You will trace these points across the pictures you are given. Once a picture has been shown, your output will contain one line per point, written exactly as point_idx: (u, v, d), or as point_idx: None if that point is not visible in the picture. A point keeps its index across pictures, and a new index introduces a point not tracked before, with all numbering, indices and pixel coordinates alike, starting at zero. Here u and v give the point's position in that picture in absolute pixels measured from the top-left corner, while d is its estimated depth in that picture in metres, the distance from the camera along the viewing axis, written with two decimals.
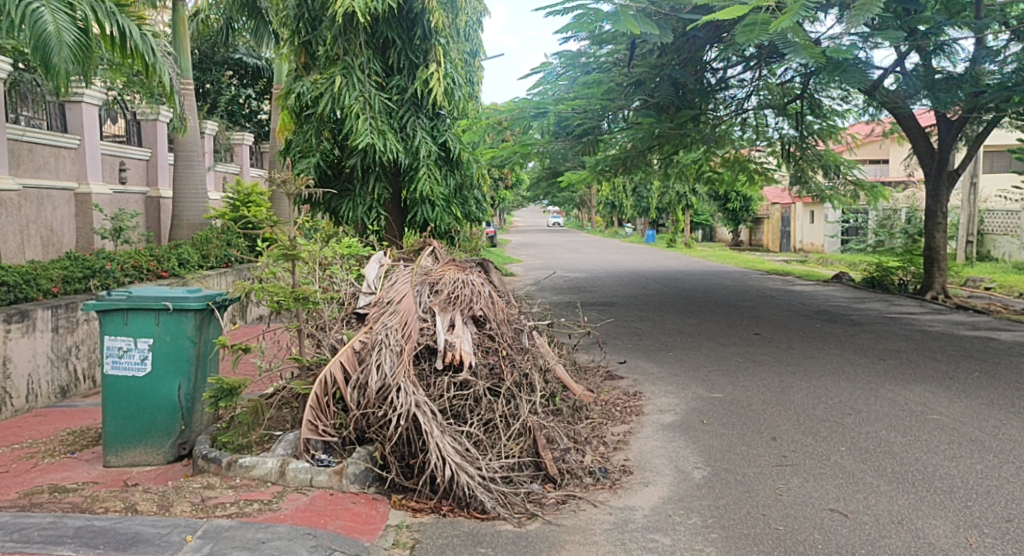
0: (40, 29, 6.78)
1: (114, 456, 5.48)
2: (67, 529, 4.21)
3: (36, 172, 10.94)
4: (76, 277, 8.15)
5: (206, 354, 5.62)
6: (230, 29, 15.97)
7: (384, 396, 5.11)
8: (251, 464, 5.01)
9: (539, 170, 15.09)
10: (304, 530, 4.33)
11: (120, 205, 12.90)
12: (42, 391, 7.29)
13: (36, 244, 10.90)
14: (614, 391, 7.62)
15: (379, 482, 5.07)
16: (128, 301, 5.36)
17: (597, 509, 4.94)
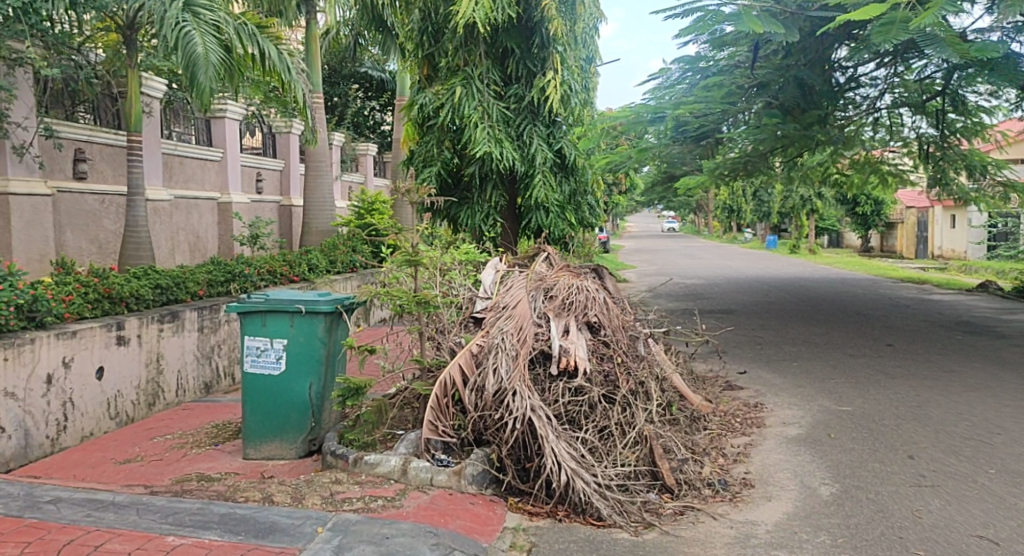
0: (190, 52, 7.34)
1: (252, 449, 5.83)
2: (213, 516, 4.46)
3: (186, 183, 11.82)
4: (220, 281, 8.77)
5: (334, 355, 5.91)
6: (357, 45, 16.69)
7: (501, 400, 5.21)
8: (376, 462, 5.21)
9: (655, 176, 14.93)
10: (426, 528, 4.46)
11: (257, 213, 13.74)
12: (189, 387, 7.94)
13: (185, 250, 11.78)
14: (735, 402, 7.41)
15: (496, 484, 5.16)
16: (266, 303, 5.71)
17: (717, 522, 4.83)
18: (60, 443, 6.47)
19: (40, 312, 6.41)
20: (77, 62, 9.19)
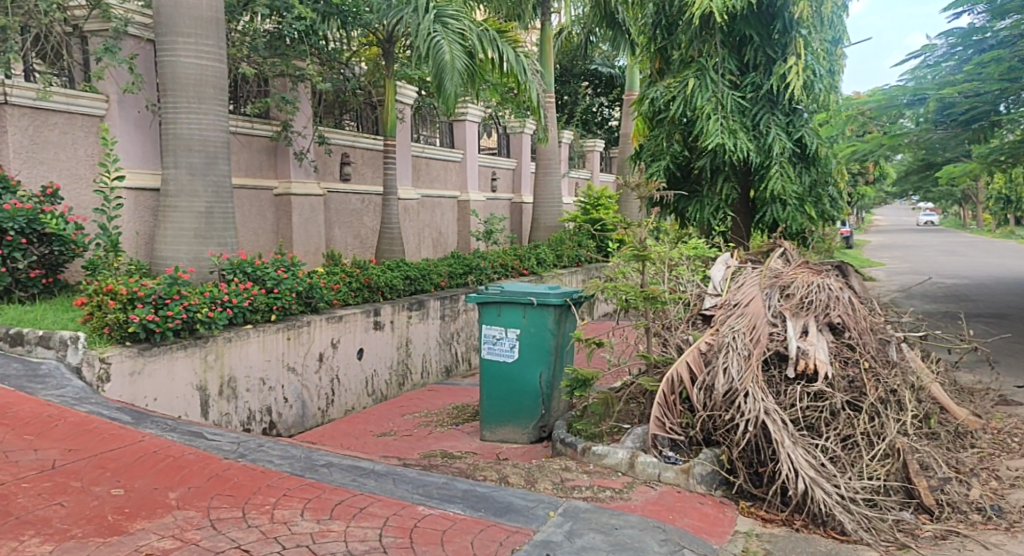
0: (439, 59, 7.92)
1: (488, 431, 6.18)
2: (456, 491, 4.73)
3: (430, 183, 12.73)
4: (460, 273, 9.39)
5: (564, 346, 6.08)
6: (588, 43, 16.93)
7: (732, 400, 5.06)
8: (603, 453, 5.27)
9: (909, 165, 13.61)
10: (654, 523, 4.45)
11: (491, 210, 14.46)
12: (433, 369, 8.77)
13: (429, 245, 12.69)
14: (1008, 419, 6.57)
15: (726, 486, 5.03)
16: (502, 295, 6.03)
17: (988, 552, 4.34)
18: (329, 414, 7.49)
19: (315, 298, 7.40)
20: (345, 75, 10.21)
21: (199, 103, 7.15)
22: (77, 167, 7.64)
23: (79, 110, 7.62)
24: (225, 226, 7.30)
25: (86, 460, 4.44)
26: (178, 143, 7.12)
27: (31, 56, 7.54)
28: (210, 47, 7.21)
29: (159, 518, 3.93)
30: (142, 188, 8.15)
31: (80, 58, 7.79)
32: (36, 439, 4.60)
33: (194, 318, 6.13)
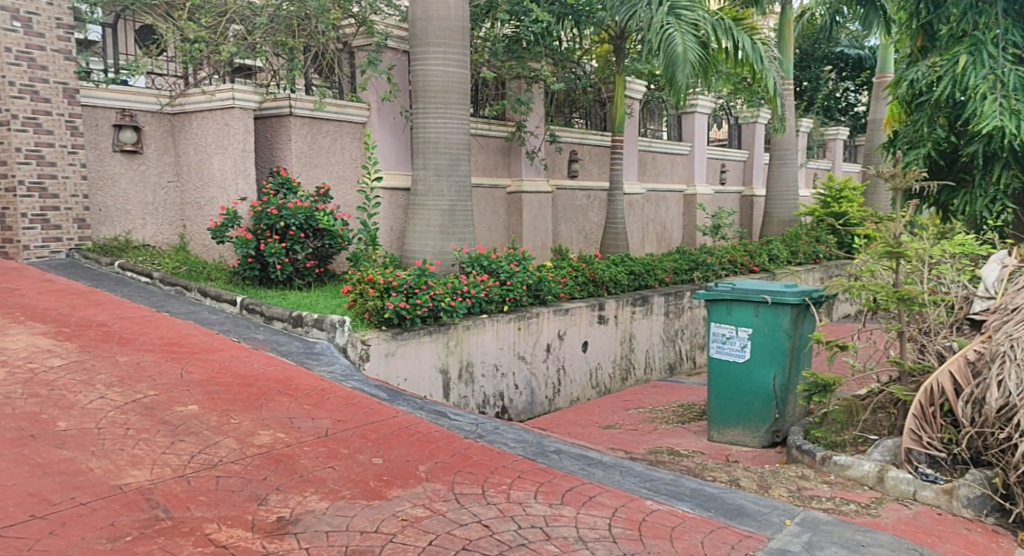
0: (671, 51, 7.96)
1: (717, 432, 6.08)
2: (684, 489, 4.71)
3: (656, 177, 12.67)
4: (685, 269, 9.83)
5: (800, 348, 5.83)
6: (834, 24, 15.89)
7: (1009, 417, 4.53)
8: (847, 464, 4.98)
9: None
10: (908, 545, 4.13)
11: (719, 204, 14.12)
12: (656, 366, 9.11)
13: (653, 239, 12.58)
14: None
15: (1000, 514, 4.54)
16: (733, 292, 5.88)
17: None
18: (556, 402, 7.87)
19: (543, 291, 7.79)
20: (577, 73, 10.51)
21: (446, 108, 7.70)
22: (344, 169, 8.59)
23: (347, 118, 8.55)
24: (465, 223, 7.85)
25: (352, 430, 4.83)
26: (427, 147, 7.72)
27: (311, 71, 8.60)
28: (457, 55, 7.74)
29: (412, 487, 4.20)
30: (397, 188, 8.96)
31: (348, 71, 8.80)
32: (313, 409, 5.07)
33: (438, 307, 6.69)
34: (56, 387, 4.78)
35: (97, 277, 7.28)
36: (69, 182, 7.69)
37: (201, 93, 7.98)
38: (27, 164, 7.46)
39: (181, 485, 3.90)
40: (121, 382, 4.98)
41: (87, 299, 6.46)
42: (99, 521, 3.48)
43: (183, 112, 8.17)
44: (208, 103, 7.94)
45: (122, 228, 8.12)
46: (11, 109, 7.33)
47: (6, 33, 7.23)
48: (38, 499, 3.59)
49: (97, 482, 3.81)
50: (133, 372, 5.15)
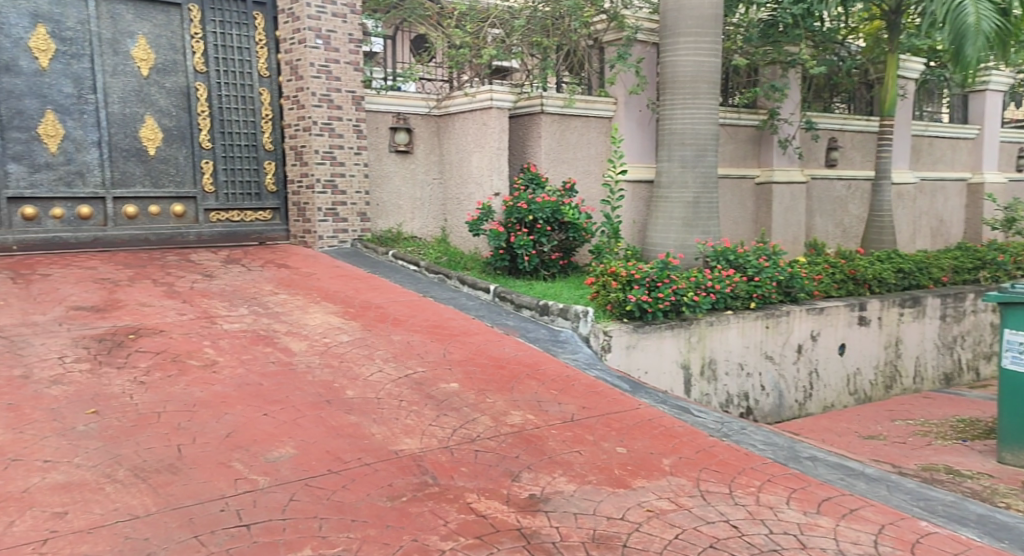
0: (961, 23, 7.14)
1: (1011, 453, 5.50)
2: (968, 513, 4.22)
3: (934, 165, 11.43)
4: (967, 268, 8.82)
5: None
6: None
7: None
8: None
9: None
10: None
11: (1014, 194, 12.41)
12: (928, 376, 8.29)
13: (926, 234, 11.33)
14: None
15: None
16: None
17: None
18: (806, 407, 7.39)
19: (795, 288, 7.36)
20: (840, 55, 9.84)
21: (694, 99, 7.56)
22: (590, 164, 8.76)
23: (595, 114, 8.70)
24: (710, 216, 7.62)
25: (597, 417, 4.92)
26: (672, 138, 7.65)
27: (562, 69, 9.01)
28: (709, 44, 7.55)
29: (657, 479, 4.19)
30: (640, 180, 8.92)
31: (597, 67, 8.93)
32: (561, 394, 5.23)
33: (681, 301, 6.58)
34: (344, 358, 5.41)
35: (376, 265, 7.96)
36: (354, 179, 8.44)
37: (464, 95, 8.54)
38: (324, 165, 8.20)
39: (446, 455, 4.24)
40: (395, 358, 5.52)
41: (366, 284, 7.22)
42: (379, 481, 3.88)
43: (448, 114, 8.85)
44: (470, 104, 8.47)
45: (394, 220, 8.91)
46: (312, 117, 8.10)
47: (312, 50, 8.01)
48: (333, 456, 4.08)
49: (377, 445, 4.26)
50: (404, 350, 5.68)
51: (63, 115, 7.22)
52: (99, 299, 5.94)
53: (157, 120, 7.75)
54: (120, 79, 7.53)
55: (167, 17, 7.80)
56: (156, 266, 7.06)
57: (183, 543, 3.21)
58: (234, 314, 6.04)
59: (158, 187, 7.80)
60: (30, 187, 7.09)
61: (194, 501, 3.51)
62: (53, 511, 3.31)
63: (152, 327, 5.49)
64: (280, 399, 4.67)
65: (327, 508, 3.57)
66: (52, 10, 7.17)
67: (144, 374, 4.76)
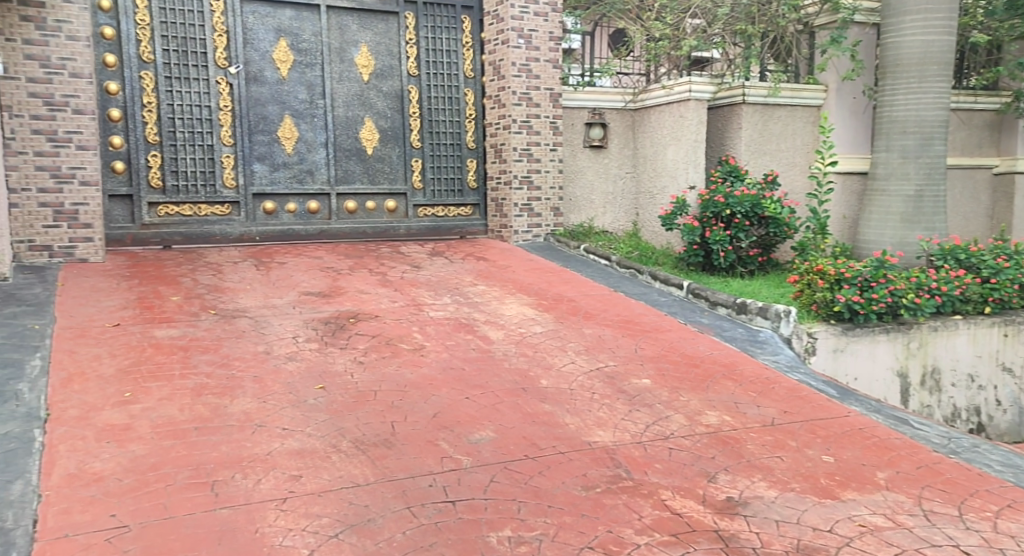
0: None
1: None
2: None
3: None
4: None
5: None
6: None
7: None
8: None
9: None
10: None
11: None
12: None
13: None
14: None
15: None
16: None
17: None
18: None
19: None
20: None
21: (920, 83, 7.00)
22: (794, 155, 8.42)
23: (802, 102, 8.36)
24: (935, 210, 7.03)
25: (800, 423, 4.72)
26: (892, 126, 7.15)
27: (767, 56, 8.61)
28: (942, 23, 6.93)
29: (870, 493, 3.96)
30: (852, 171, 8.44)
31: (807, 52, 8.54)
32: (758, 396, 5.08)
33: (898, 303, 6.16)
34: (539, 349, 5.58)
35: (568, 259, 8.10)
36: (550, 175, 8.65)
37: (661, 88, 8.46)
38: (521, 161, 8.47)
39: (639, 450, 4.27)
40: (588, 351, 5.62)
41: (559, 277, 7.38)
42: (575, 470, 3.99)
43: (644, 107, 8.80)
44: (667, 97, 8.38)
45: (587, 215, 9.02)
46: (511, 115, 8.38)
47: (514, 50, 8.28)
48: (530, 442, 4.25)
49: (572, 435, 4.38)
50: (597, 343, 5.76)
51: (298, 119, 8.01)
52: (324, 285, 6.56)
53: (374, 122, 8.38)
54: (346, 84, 8.23)
55: (386, 26, 8.40)
56: (372, 256, 7.66)
57: (398, 513, 3.49)
58: (439, 302, 6.43)
59: (373, 183, 8.43)
60: (270, 185, 7.92)
61: (407, 475, 3.81)
62: (290, 474, 3.73)
63: (368, 313, 5.98)
64: (481, 384, 4.93)
65: (526, 492, 3.73)
66: (292, 25, 7.95)
67: (363, 355, 5.21)
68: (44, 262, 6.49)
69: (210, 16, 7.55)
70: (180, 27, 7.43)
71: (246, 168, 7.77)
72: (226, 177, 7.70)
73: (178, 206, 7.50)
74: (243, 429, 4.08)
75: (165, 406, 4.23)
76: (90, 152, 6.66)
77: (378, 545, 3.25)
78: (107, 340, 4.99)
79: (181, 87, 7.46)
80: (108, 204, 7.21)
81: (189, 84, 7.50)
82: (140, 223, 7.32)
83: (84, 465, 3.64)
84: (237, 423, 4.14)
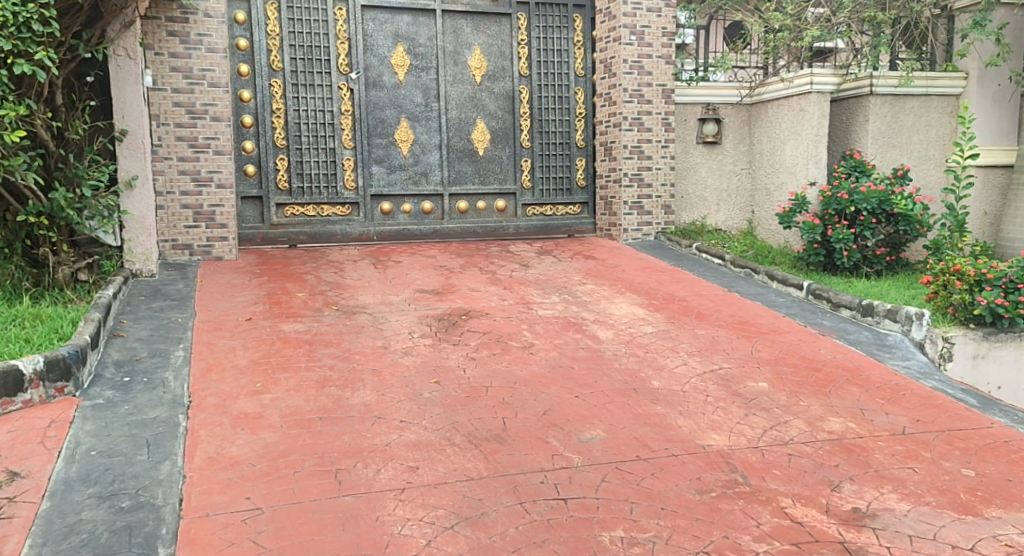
0: None
1: None
2: None
3: None
4: None
5: None
6: None
7: None
8: None
9: None
10: None
11: None
12: None
13: None
14: None
15: None
16: None
17: None
18: None
19: None
20: None
21: None
22: (928, 148, 8.00)
23: (938, 91, 7.94)
24: None
25: (935, 433, 4.44)
26: None
27: (899, 44, 8.22)
28: None
29: (1017, 511, 3.68)
30: (995, 165, 7.88)
31: (944, 37, 8.16)
32: (887, 403, 4.81)
33: None
34: (650, 349, 5.50)
35: (679, 258, 7.94)
36: (660, 172, 8.51)
37: (780, 81, 8.17)
38: (632, 159, 8.37)
39: (756, 455, 4.13)
40: (701, 352, 5.49)
41: (670, 276, 7.25)
42: (689, 474, 3.91)
43: (761, 101, 8.53)
44: (786, 91, 8.09)
45: (699, 213, 8.83)
46: (622, 112, 8.30)
47: (626, 46, 8.20)
48: (641, 443, 4.19)
49: (685, 438, 4.29)
50: (710, 345, 5.62)
51: (414, 122, 8.22)
52: (437, 283, 6.70)
53: (486, 123, 8.50)
54: (459, 86, 8.38)
55: (499, 28, 8.49)
56: (483, 255, 7.76)
57: (510, 508, 3.52)
58: (548, 301, 6.44)
59: (484, 183, 8.56)
60: (387, 186, 8.18)
61: (519, 471, 3.84)
62: (408, 465, 3.83)
63: (479, 310, 6.07)
64: (591, 384, 4.90)
65: (638, 494, 3.69)
66: (409, 30, 8.16)
67: (474, 351, 5.29)
68: (185, 259, 6.95)
69: (333, 24, 7.85)
70: (306, 36, 7.76)
71: (365, 170, 8.04)
72: (347, 179, 8.01)
73: (303, 207, 7.86)
74: (363, 420, 4.22)
75: (292, 396, 4.44)
76: (226, 157, 7.07)
77: (491, 539, 3.30)
78: (240, 333, 5.29)
79: (306, 94, 7.80)
80: (241, 205, 7.64)
81: (315, 90, 7.82)
82: (269, 223, 7.71)
83: (222, 449, 3.87)
84: (358, 414, 4.29)
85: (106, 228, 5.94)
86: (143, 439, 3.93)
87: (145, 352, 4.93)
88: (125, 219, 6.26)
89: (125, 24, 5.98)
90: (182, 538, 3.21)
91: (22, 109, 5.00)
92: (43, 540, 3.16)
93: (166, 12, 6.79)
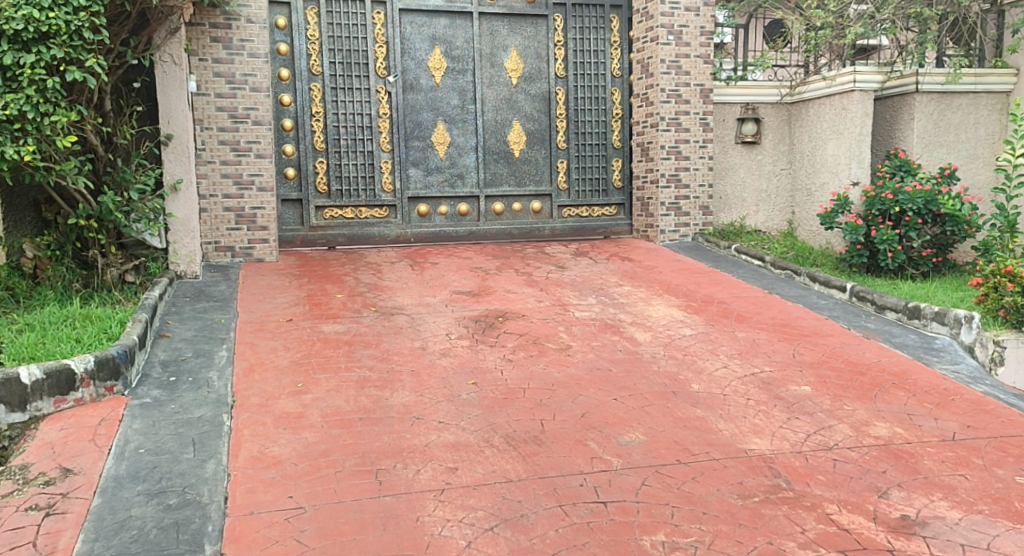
0: None
1: None
2: None
3: None
4: None
5: None
6: None
7: None
8: None
9: None
10: None
11: None
12: None
13: None
14: None
15: None
16: None
17: None
18: None
19: None
20: None
21: None
22: (976, 147, 7.82)
23: (986, 88, 7.75)
24: None
25: (986, 440, 4.32)
26: None
27: (947, 40, 8.04)
28: None
29: None
30: None
31: (994, 33, 7.92)
32: (936, 408, 4.70)
33: None
34: (688, 352, 5.45)
35: (718, 259, 7.86)
36: (698, 172, 8.42)
37: (822, 80, 8.04)
38: (669, 159, 8.30)
39: (799, 460, 4.06)
40: (741, 355, 5.42)
41: (708, 278, 7.17)
42: (730, 478, 3.86)
43: (802, 101, 8.41)
44: (828, 89, 7.96)
45: (738, 213, 8.72)
46: (660, 113, 8.24)
47: (663, 47, 8.13)
48: (681, 447, 4.15)
49: (726, 442, 4.23)
50: (750, 348, 5.54)
51: (451, 124, 8.26)
52: (473, 285, 6.72)
53: (522, 124, 8.51)
54: (495, 88, 8.40)
55: (535, 29, 8.48)
56: (519, 257, 7.76)
57: (550, 510, 3.51)
58: (584, 302, 6.42)
59: (520, 185, 8.56)
60: (424, 188, 8.23)
61: (558, 473, 3.82)
62: (447, 466, 3.84)
63: (516, 312, 6.07)
64: (630, 386, 4.87)
65: (679, 498, 3.65)
66: (446, 33, 8.19)
67: (512, 353, 5.28)
68: (227, 261, 7.07)
69: (371, 28, 7.91)
70: (345, 41, 7.83)
71: (402, 172, 8.10)
72: (385, 182, 8.07)
73: (342, 209, 7.93)
74: (402, 421, 4.24)
75: (332, 396, 4.48)
76: (266, 160, 7.17)
77: (531, 541, 3.29)
78: (281, 333, 5.36)
79: (345, 97, 7.87)
80: (281, 207, 7.74)
81: (353, 94, 7.89)
82: (308, 225, 7.80)
83: (265, 449, 3.92)
84: (397, 415, 4.32)
85: (152, 230, 6.07)
86: (189, 438, 4.00)
87: (189, 352, 5.01)
88: (171, 222, 6.37)
89: (170, 31, 6.08)
90: (228, 536, 3.26)
91: (74, 115, 5.13)
92: (95, 536, 3.23)
93: (209, 19, 6.91)
